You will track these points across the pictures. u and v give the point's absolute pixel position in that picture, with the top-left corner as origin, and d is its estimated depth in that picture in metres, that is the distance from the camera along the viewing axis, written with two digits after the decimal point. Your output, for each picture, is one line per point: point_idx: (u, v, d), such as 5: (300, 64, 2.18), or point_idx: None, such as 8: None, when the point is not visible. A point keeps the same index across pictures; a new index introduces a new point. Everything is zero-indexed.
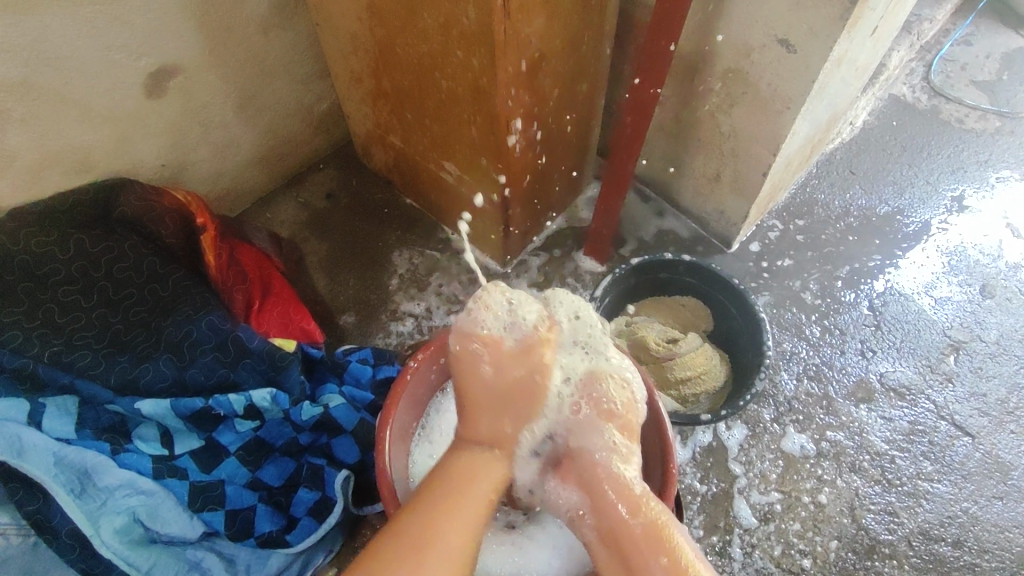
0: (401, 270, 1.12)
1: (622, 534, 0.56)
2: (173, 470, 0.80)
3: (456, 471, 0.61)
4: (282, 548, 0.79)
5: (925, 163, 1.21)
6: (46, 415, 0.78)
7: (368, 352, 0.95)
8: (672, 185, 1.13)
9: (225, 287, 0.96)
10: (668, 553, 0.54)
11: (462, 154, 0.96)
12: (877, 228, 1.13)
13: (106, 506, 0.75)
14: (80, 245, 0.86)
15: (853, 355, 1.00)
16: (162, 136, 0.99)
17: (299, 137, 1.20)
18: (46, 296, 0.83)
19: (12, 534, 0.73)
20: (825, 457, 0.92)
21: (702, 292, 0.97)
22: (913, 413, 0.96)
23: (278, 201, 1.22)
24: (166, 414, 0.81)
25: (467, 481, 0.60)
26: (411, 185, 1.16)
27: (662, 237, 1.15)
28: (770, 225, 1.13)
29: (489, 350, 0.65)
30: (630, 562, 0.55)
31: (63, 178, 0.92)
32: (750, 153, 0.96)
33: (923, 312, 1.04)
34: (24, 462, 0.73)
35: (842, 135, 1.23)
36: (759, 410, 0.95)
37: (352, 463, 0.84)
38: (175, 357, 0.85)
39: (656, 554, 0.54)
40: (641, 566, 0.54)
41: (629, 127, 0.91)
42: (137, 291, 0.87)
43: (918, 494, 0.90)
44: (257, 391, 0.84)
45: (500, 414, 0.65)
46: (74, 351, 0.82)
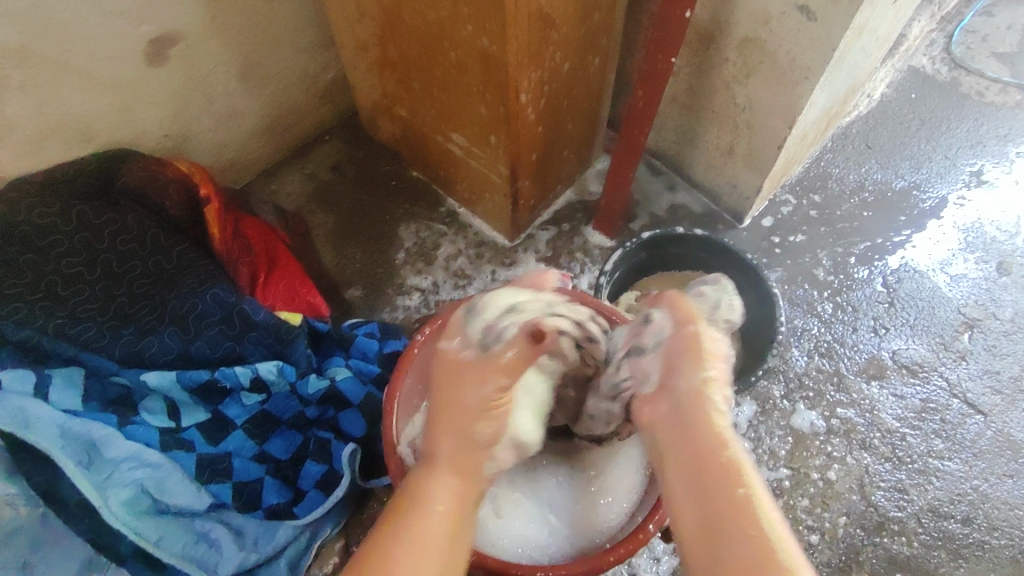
0: (407, 243, 1.11)
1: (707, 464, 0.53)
2: (180, 442, 0.80)
3: (413, 495, 0.58)
4: (290, 519, 0.81)
5: (943, 137, 1.18)
6: (52, 386, 0.77)
7: (375, 326, 0.94)
8: (684, 159, 1.11)
9: (230, 260, 0.94)
10: (742, 484, 0.51)
11: (470, 126, 0.94)
12: (893, 203, 1.10)
13: (113, 478, 0.75)
14: (84, 216, 0.84)
15: (866, 332, 0.99)
16: (163, 106, 0.97)
17: (303, 107, 1.18)
18: (49, 268, 0.81)
19: (21, 506, 0.72)
20: (836, 434, 0.91)
21: (714, 266, 0.96)
22: (925, 390, 0.95)
23: (283, 173, 1.20)
24: (171, 387, 0.81)
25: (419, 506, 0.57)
26: (419, 158, 1.14)
27: (674, 211, 1.13)
28: (783, 200, 1.11)
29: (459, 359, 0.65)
30: (708, 492, 0.51)
31: (65, 148, 0.91)
32: (766, 125, 0.93)
33: (937, 288, 1.03)
34: (32, 434, 0.72)
35: (859, 107, 1.19)
36: (769, 386, 0.94)
37: (359, 436, 0.84)
38: (180, 329, 0.84)
39: (731, 484, 0.51)
40: (715, 495, 0.51)
41: (641, 101, 0.89)
42: (142, 263, 0.86)
43: (928, 471, 0.89)
44: (263, 364, 0.84)
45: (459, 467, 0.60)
46: (79, 323, 0.80)
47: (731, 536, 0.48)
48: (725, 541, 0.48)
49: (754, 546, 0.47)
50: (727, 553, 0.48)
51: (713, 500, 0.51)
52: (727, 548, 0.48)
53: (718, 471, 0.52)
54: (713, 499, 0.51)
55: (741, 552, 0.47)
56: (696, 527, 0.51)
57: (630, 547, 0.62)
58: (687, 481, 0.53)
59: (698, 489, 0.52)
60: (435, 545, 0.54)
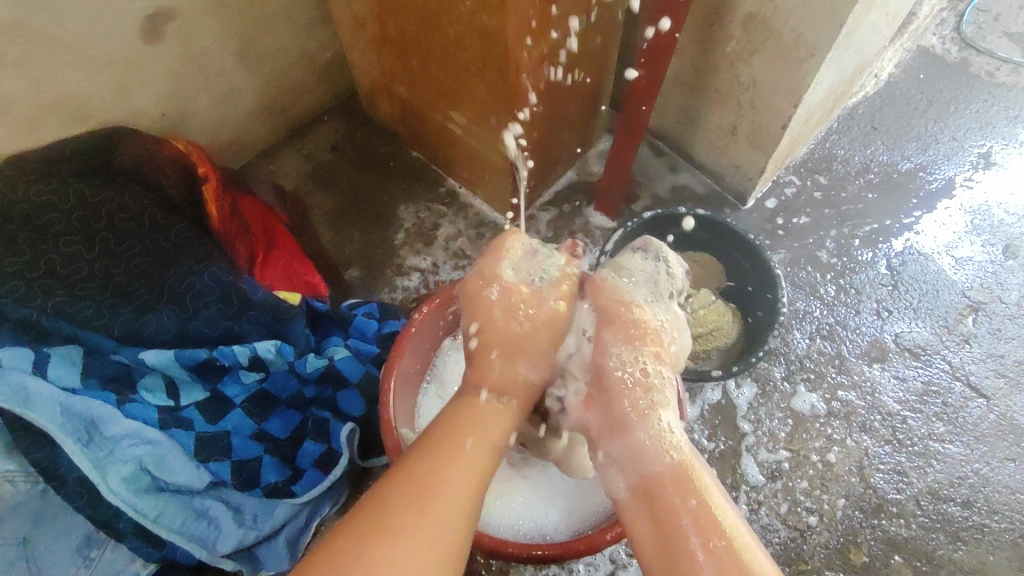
0: (407, 223, 1.10)
1: (654, 485, 0.54)
2: (179, 421, 0.80)
3: (454, 429, 0.58)
4: (289, 497, 0.80)
5: (951, 118, 1.16)
6: (51, 364, 0.76)
7: (374, 306, 0.94)
8: (687, 139, 1.09)
9: (229, 239, 0.93)
10: (697, 495, 0.52)
11: (470, 104, 0.93)
12: (898, 184, 1.09)
13: (112, 456, 0.75)
14: (80, 194, 0.83)
15: (868, 314, 0.98)
16: (161, 84, 0.96)
17: (302, 86, 1.16)
18: (48, 247, 0.81)
19: (20, 481, 0.73)
20: (836, 417, 0.91)
21: (717, 247, 0.95)
22: (928, 373, 0.94)
23: (282, 153, 1.19)
24: (170, 365, 0.80)
25: (470, 423, 0.59)
26: (418, 138, 1.13)
27: (676, 192, 1.11)
28: (787, 180, 1.10)
29: (504, 293, 0.65)
30: (661, 512, 0.53)
31: (61, 127, 0.90)
32: (770, 104, 0.91)
33: (942, 271, 1.02)
34: (31, 411, 0.73)
35: (866, 88, 1.17)
36: (770, 368, 0.94)
37: (357, 415, 0.85)
38: (178, 308, 0.84)
39: (686, 497, 0.52)
40: (671, 513, 0.52)
41: (643, 80, 0.88)
42: (139, 242, 0.85)
43: (929, 454, 0.89)
44: (262, 343, 0.84)
45: (496, 400, 0.62)
46: (78, 303, 0.79)
47: (701, 557, 0.49)
48: (699, 564, 0.48)
49: (719, 558, 0.48)
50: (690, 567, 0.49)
51: (668, 515, 0.52)
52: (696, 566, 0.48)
53: (664, 483, 0.54)
54: (669, 520, 0.52)
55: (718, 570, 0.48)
56: (655, 547, 0.51)
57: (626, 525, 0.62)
58: (642, 501, 0.55)
59: (649, 512, 0.54)
60: (466, 476, 0.54)
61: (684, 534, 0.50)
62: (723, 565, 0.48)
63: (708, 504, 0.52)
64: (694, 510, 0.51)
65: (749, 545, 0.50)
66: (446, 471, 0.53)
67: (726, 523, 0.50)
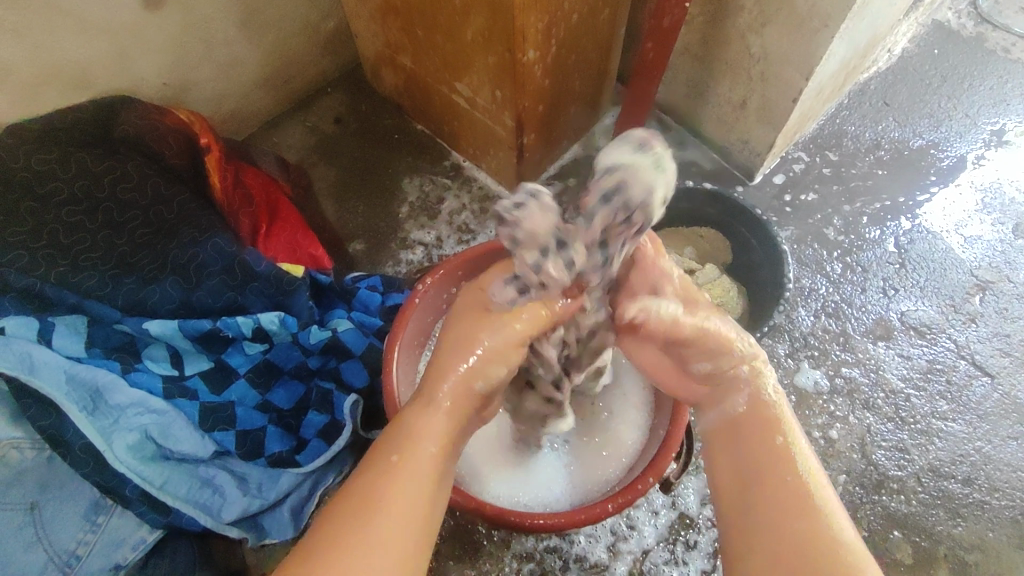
0: (411, 197, 1.09)
1: (745, 420, 0.54)
2: (183, 390, 0.80)
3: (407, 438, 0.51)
4: (294, 467, 0.81)
5: (965, 95, 1.14)
6: (56, 333, 0.77)
7: (378, 279, 0.94)
8: (695, 113, 1.08)
9: (231, 211, 0.93)
10: (783, 435, 0.51)
11: (476, 76, 0.91)
12: (909, 161, 1.07)
13: (118, 423, 0.75)
14: (82, 164, 0.83)
15: (875, 292, 0.97)
16: (162, 52, 0.95)
17: (305, 56, 1.15)
18: (51, 217, 0.80)
19: (27, 448, 0.73)
20: (839, 393, 0.91)
21: (722, 222, 0.94)
22: (932, 351, 0.94)
23: (285, 124, 1.18)
24: (174, 335, 0.80)
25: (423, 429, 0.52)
26: (422, 109, 1.12)
27: (683, 168, 1.10)
28: (796, 157, 1.08)
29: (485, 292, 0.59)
30: (748, 445, 0.52)
31: (62, 96, 0.89)
32: (780, 77, 0.89)
33: (951, 250, 1.01)
34: (37, 378, 0.73)
35: (879, 63, 1.15)
36: (773, 344, 0.93)
37: (360, 386, 0.85)
38: (182, 279, 0.83)
39: (774, 435, 0.52)
40: (757, 448, 0.52)
41: (651, 53, 0.86)
42: (142, 213, 0.84)
43: (932, 432, 0.89)
44: (265, 314, 0.83)
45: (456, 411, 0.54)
46: (81, 272, 0.80)
47: (785, 505, 0.47)
48: (780, 509, 0.47)
49: (814, 515, 0.46)
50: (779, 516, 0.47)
51: (756, 455, 0.51)
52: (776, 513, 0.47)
53: (748, 424, 0.54)
54: (755, 458, 0.51)
55: (791, 525, 0.46)
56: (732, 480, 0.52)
57: (628, 497, 0.62)
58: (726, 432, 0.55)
59: (736, 449, 0.53)
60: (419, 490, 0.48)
61: (764, 479, 0.49)
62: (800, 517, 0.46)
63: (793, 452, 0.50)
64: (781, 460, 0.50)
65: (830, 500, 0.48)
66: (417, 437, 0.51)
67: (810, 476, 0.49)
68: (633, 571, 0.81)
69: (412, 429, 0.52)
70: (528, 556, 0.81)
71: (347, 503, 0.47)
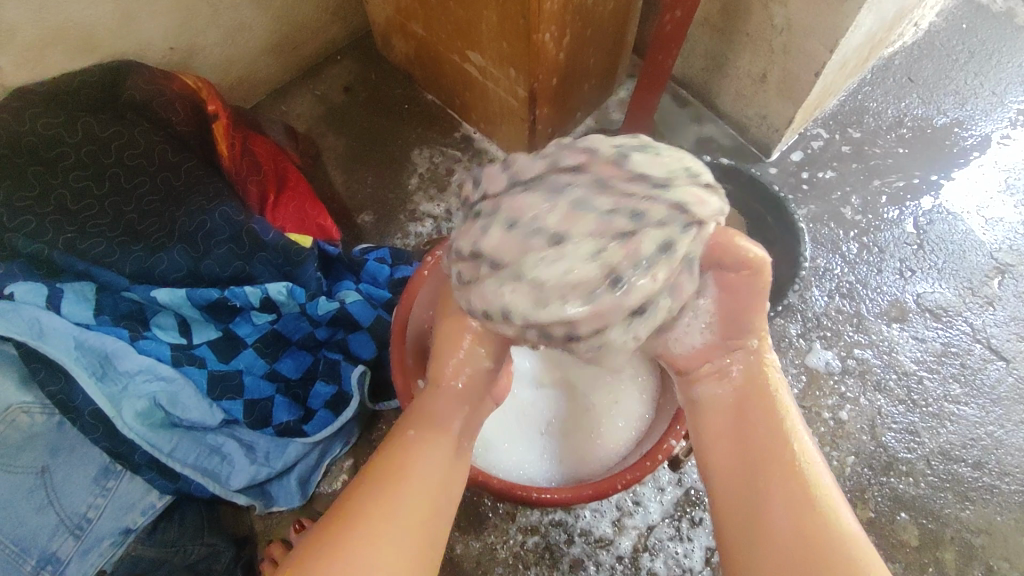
0: (421, 168, 1.08)
1: (744, 402, 0.54)
2: (191, 358, 0.79)
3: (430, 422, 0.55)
4: (300, 437, 0.81)
5: (992, 72, 1.10)
6: (65, 300, 0.77)
7: (386, 251, 0.93)
8: (713, 87, 1.05)
9: (239, 178, 0.92)
10: (784, 423, 0.52)
11: (487, 43, 0.89)
12: (931, 140, 1.05)
13: (128, 390, 0.75)
14: (89, 129, 0.82)
15: (890, 274, 0.96)
16: (169, 15, 0.92)
17: (314, 22, 1.12)
18: (57, 182, 0.80)
19: (37, 413, 0.73)
20: (850, 374, 0.90)
21: (737, 199, 0.93)
22: (947, 334, 0.92)
23: (293, 93, 1.16)
24: (183, 304, 0.80)
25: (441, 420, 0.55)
26: (433, 80, 1.10)
27: (700, 144, 1.07)
28: (814, 134, 1.06)
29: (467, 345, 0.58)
30: (749, 431, 0.53)
31: (67, 59, 0.87)
32: (803, 50, 0.87)
33: (971, 232, 0.99)
34: (46, 344, 0.73)
35: (904, 37, 1.11)
36: (785, 324, 0.92)
37: (369, 358, 0.84)
38: (190, 247, 0.82)
39: (771, 424, 0.52)
40: (755, 435, 0.52)
41: (672, 24, 0.83)
42: (149, 179, 0.83)
43: (943, 415, 0.88)
44: (273, 284, 0.82)
45: (452, 397, 0.57)
46: (89, 239, 0.79)
47: (788, 498, 0.48)
48: (783, 503, 0.48)
49: (796, 510, 0.47)
50: (772, 512, 0.48)
51: (751, 440, 0.52)
52: (784, 525, 0.47)
53: (749, 407, 0.54)
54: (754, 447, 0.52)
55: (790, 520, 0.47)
56: (739, 482, 0.51)
57: (637, 474, 0.62)
58: (730, 423, 0.54)
59: (731, 436, 0.53)
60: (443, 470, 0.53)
61: (765, 467, 0.50)
62: (808, 526, 0.46)
63: (793, 446, 0.51)
64: (782, 472, 0.49)
65: (841, 514, 0.47)
66: (436, 428, 0.54)
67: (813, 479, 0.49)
68: (637, 546, 0.81)
69: (426, 423, 0.55)
70: (532, 529, 0.82)
71: (389, 479, 0.50)
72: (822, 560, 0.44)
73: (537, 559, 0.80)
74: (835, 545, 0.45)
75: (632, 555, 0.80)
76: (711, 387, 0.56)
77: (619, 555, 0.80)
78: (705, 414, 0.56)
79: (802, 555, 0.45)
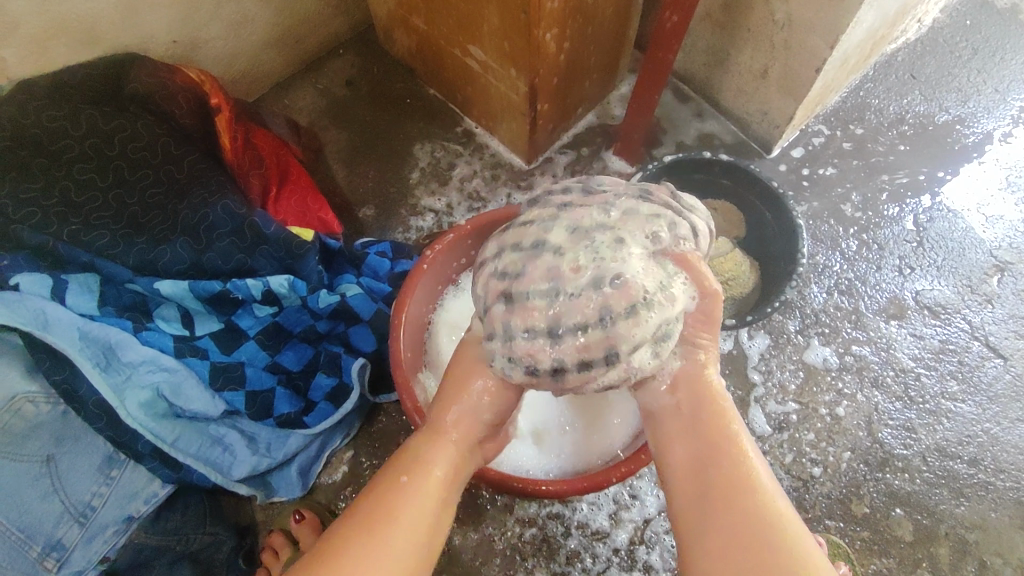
0: (422, 162, 1.08)
1: (692, 404, 0.51)
2: (194, 350, 0.80)
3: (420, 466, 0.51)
4: (301, 428, 0.82)
5: (995, 69, 1.10)
6: (70, 291, 0.78)
7: (388, 245, 0.93)
8: (714, 83, 1.05)
9: (242, 172, 0.92)
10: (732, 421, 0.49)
11: (487, 37, 0.89)
12: (932, 137, 1.05)
13: (131, 380, 0.77)
14: (93, 121, 0.82)
15: (890, 271, 0.96)
16: (171, 8, 0.93)
17: (317, 16, 1.12)
18: (61, 174, 0.80)
19: (42, 402, 0.74)
20: (848, 371, 0.90)
21: (738, 194, 0.93)
22: (945, 332, 0.93)
23: (296, 87, 1.16)
24: (185, 296, 0.81)
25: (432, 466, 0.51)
26: (436, 74, 1.10)
27: (702, 140, 1.08)
28: (816, 130, 1.06)
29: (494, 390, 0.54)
30: (699, 432, 0.49)
31: (70, 52, 0.88)
32: (804, 45, 0.87)
33: (971, 229, 0.99)
34: (50, 334, 0.74)
35: (907, 34, 1.11)
36: (784, 320, 0.93)
37: (369, 351, 0.85)
38: (192, 240, 0.83)
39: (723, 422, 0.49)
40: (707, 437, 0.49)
41: (673, 21, 0.83)
42: (152, 172, 0.84)
43: (940, 412, 0.89)
44: (275, 277, 0.83)
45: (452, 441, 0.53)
46: (93, 230, 0.80)
47: (738, 498, 0.45)
48: (732, 503, 0.45)
49: (747, 511, 0.44)
50: (720, 512, 0.45)
51: (701, 439, 0.49)
52: (733, 516, 0.44)
53: (694, 408, 0.50)
54: (704, 447, 0.48)
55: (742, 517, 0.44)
56: (686, 475, 0.48)
57: (632, 466, 0.63)
58: (678, 422, 0.51)
59: (683, 437, 0.50)
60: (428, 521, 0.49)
61: (716, 467, 0.47)
62: (751, 515, 0.44)
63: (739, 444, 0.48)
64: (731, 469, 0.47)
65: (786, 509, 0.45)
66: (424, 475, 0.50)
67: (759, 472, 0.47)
68: (633, 539, 0.82)
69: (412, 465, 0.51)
70: (530, 521, 0.83)
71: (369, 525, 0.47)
72: (772, 552, 0.43)
73: (535, 551, 0.81)
74: (782, 534, 0.43)
75: (628, 547, 0.81)
76: (653, 390, 0.52)
77: (616, 547, 0.81)
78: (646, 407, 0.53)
79: (753, 546, 0.43)
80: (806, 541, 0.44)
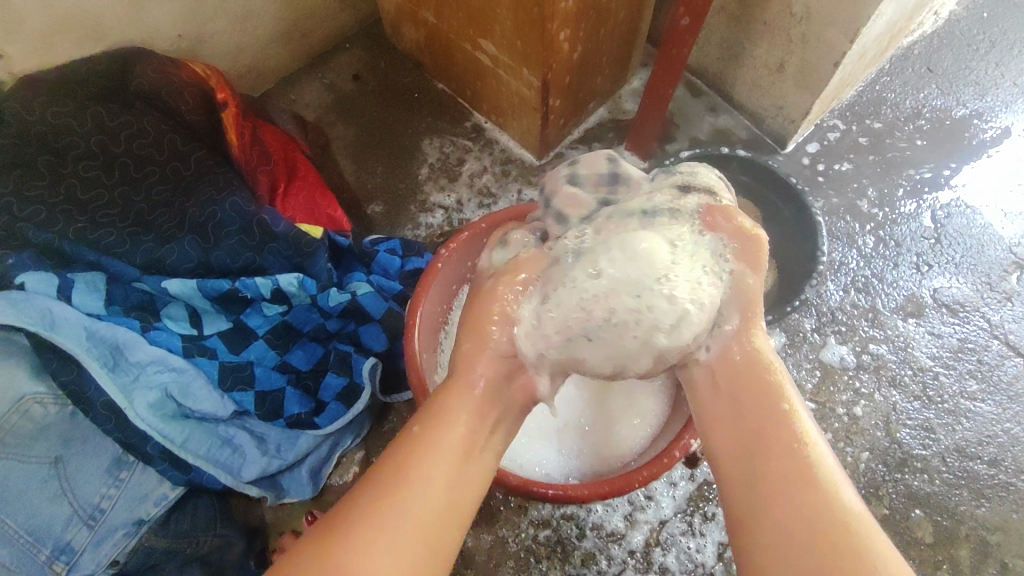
0: (431, 158, 1.06)
1: (735, 379, 0.53)
2: (202, 349, 0.79)
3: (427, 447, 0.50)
4: (312, 429, 0.81)
5: (1013, 62, 1.08)
6: (75, 290, 0.76)
7: (397, 242, 0.92)
8: (727, 77, 1.04)
9: (250, 168, 0.90)
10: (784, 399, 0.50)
11: (499, 31, 0.87)
12: (949, 132, 1.03)
13: (139, 381, 0.75)
14: (99, 118, 0.81)
15: (907, 268, 0.94)
16: (177, 2, 0.91)
17: (323, 9, 1.11)
18: (67, 172, 0.79)
19: (50, 404, 0.74)
20: (866, 370, 0.89)
21: (754, 191, 0.91)
22: (964, 330, 0.91)
23: (302, 81, 1.14)
24: (193, 294, 0.80)
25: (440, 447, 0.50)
26: (445, 69, 1.08)
27: (716, 134, 1.06)
28: (831, 125, 1.04)
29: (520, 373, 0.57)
30: (744, 413, 0.51)
31: (75, 47, 0.86)
32: (823, 39, 0.85)
33: (990, 226, 0.97)
34: (56, 334, 0.73)
35: (924, 26, 1.09)
36: (800, 319, 0.91)
37: (380, 350, 0.84)
38: (200, 238, 0.81)
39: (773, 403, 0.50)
40: (754, 419, 0.50)
41: (686, 18, 0.82)
42: (159, 169, 0.83)
43: (959, 411, 0.87)
44: (284, 275, 0.81)
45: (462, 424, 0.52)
46: (100, 229, 0.79)
47: (792, 483, 0.46)
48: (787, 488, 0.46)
49: (806, 498, 0.45)
50: (774, 496, 0.46)
51: (749, 423, 0.50)
52: (790, 500, 0.45)
53: (740, 389, 0.52)
54: (753, 433, 0.50)
55: (799, 503, 0.45)
56: (736, 459, 0.50)
57: (654, 471, 0.61)
58: (726, 406, 0.53)
59: (731, 419, 0.52)
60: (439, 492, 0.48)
61: (768, 452, 0.48)
62: (811, 506, 0.44)
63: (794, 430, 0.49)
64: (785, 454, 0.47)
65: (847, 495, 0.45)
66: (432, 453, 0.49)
67: (819, 459, 0.47)
68: (649, 541, 0.81)
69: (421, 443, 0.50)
70: (544, 523, 0.82)
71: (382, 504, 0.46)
72: (833, 540, 0.42)
73: (549, 553, 0.80)
74: (845, 522, 0.43)
75: (644, 549, 0.80)
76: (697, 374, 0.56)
77: (631, 549, 0.80)
78: (692, 397, 0.56)
79: (813, 532, 0.43)
80: (876, 532, 0.43)
